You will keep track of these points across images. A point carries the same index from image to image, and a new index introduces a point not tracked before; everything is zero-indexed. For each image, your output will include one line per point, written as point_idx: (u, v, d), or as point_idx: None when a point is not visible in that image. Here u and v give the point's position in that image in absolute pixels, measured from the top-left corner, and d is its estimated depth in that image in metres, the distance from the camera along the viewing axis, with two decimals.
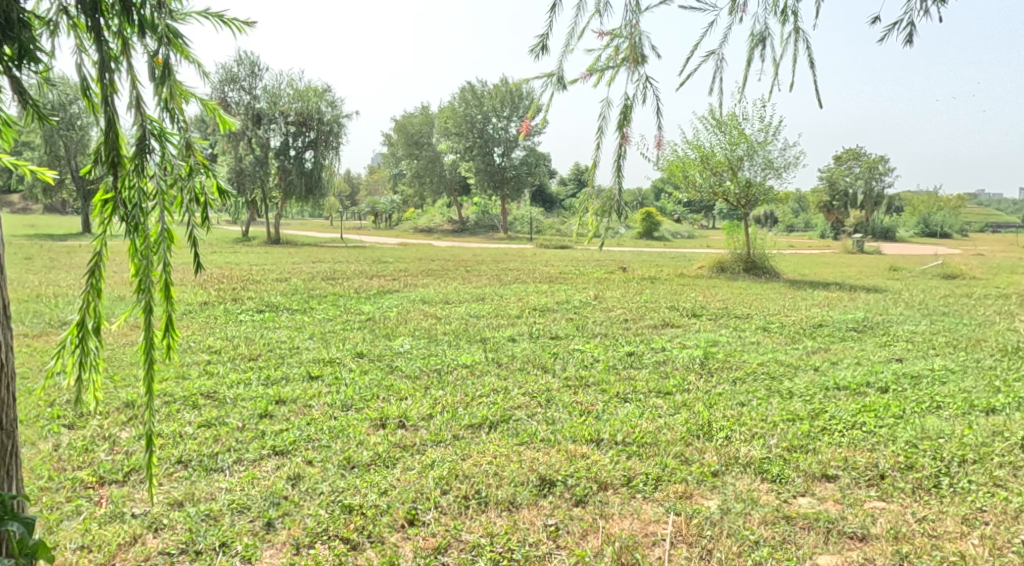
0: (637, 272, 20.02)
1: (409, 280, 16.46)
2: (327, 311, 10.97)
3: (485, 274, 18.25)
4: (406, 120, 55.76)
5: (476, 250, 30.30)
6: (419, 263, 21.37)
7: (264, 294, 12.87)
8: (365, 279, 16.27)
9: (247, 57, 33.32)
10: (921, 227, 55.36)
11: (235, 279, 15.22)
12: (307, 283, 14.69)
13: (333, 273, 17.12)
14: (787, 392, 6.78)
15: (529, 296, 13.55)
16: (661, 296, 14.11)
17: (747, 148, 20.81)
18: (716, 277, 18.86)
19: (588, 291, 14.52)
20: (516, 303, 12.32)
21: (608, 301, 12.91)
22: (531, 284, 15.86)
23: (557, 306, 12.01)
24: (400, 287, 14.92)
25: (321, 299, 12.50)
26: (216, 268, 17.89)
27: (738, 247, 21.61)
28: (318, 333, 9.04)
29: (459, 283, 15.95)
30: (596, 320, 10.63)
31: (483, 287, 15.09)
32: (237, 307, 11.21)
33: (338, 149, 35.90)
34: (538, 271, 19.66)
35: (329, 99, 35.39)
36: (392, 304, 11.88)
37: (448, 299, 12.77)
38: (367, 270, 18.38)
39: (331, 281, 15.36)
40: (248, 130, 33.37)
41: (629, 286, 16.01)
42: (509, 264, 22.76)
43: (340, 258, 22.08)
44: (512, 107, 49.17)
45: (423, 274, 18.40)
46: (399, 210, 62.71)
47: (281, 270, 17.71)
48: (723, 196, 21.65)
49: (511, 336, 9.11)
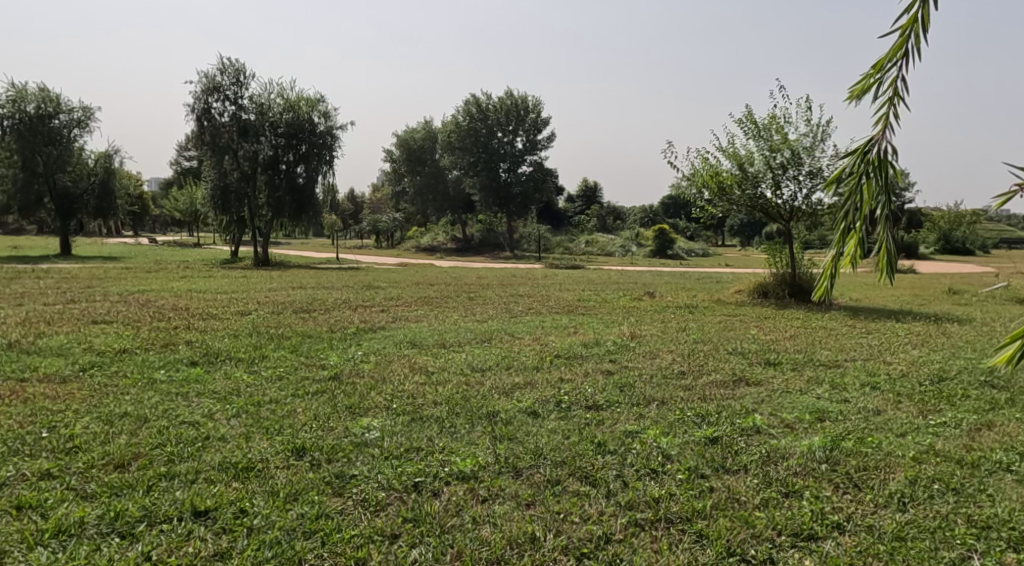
0: (668, 298, 17.31)
1: (401, 312, 13.75)
2: (283, 366, 8.18)
3: (493, 303, 15.61)
4: (408, 135, 53.76)
5: (481, 271, 27.58)
6: (417, 288, 18.74)
7: (212, 335, 10.18)
8: (348, 311, 13.61)
9: (232, 65, 31.04)
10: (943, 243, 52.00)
11: (185, 313, 12.54)
12: (272, 320, 12.01)
13: (310, 303, 14.45)
14: (1021, 539, 3.95)
15: (550, 336, 10.76)
16: (711, 332, 11.37)
17: (790, 156, 18.13)
18: (758, 305, 16.14)
19: (619, 326, 11.82)
20: (533, 348, 9.53)
21: (649, 342, 10.12)
22: (548, 317, 13.15)
23: (590, 353, 9.20)
24: (388, 322, 12.17)
25: (282, 343, 9.74)
26: (174, 297, 15.25)
27: (780, 268, 18.93)
28: (250, 408, 6.20)
29: (461, 315, 13.28)
30: (648, 377, 7.80)
31: (486, 321, 12.42)
32: (164, 358, 8.47)
33: (332, 163, 33.06)
34: (553, 297, 17.02)
35: (322, 110, 32.75)
36: (372, 351, 9.08)
37: (445, 341, 9.97)
38: (352, 298, 15.77)
39: (304, 316, 12.66)
40: (233, 143, 31.06)
41: (666, 317, 13.36)
42: (520, 288, 20.11)
43: (327, 284, 19.46)
44: (517, 120, 47.18)
45: (418, 301, 15.72)
46: (401, 228, 60.16)
47: (251, 300, 15.07)
48: (764, 209, 18.93)
49: (532, 410, 6.27)
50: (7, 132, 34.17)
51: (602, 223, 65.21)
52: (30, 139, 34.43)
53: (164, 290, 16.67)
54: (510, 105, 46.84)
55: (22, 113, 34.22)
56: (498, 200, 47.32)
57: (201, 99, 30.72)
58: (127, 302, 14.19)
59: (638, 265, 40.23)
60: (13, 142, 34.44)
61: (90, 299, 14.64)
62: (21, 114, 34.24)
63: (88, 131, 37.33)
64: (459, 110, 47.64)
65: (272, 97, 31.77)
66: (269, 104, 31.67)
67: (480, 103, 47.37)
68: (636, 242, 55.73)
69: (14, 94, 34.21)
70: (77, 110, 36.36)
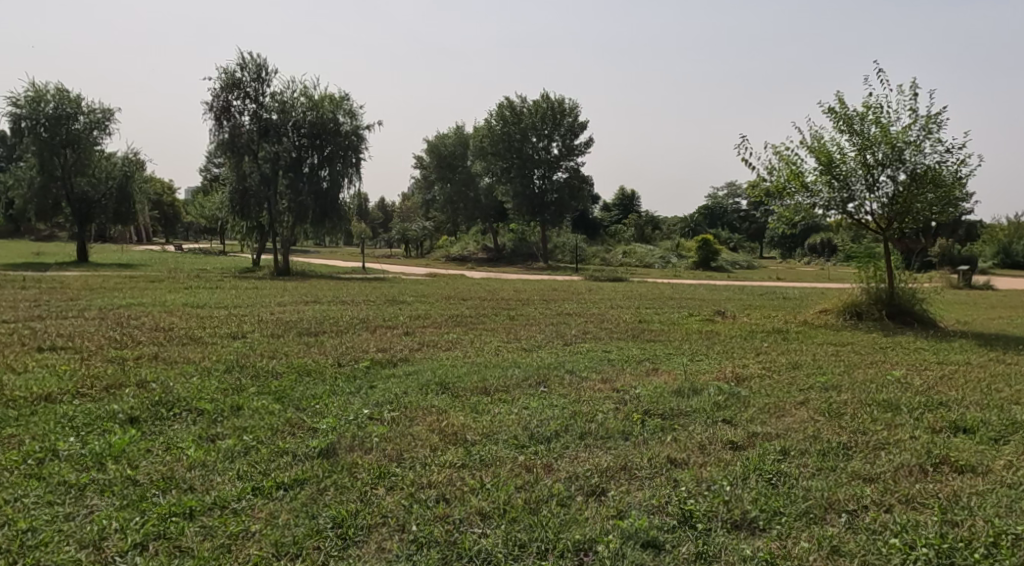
0: (744, 320, 14.67)
1: (428, 337, 11.22)
2: (259, 426, 5.67)
3: (539, 324, 13.08)
4: (439, 140, 51.40)
5: (517, 284, 25.05)
6: (447, 304, 16.26)
7: (181, 373, 7.70)
8: (364, 334, 11.21)
9: (252, 60, 28.98)
10: (1000, 257, 47.10)
11: (163, 337, 10.14)
12: (268, 348, 9.53)
13: (320, 323, 12.07)
14: None
15: (628, 377, 8.07)
16: (831, 371, 8.68)
17: (890, 151, 15.19)
18: (855, 329, 13.42)
19: (708, 361, 9.20)
20: (611, 398, 6.88)
21: (765, 389, 7.41)
22: (612, 345, 10.56)
23: (695, 409, 6.51)
24: (411, 352, 9.65)
25: (268, 386, 7.23)
26: (162, 314, 12.97)
27: (873, 283, 16.11)
28: (171, 539, 3.81)
29: (501, 342, 10.73)
30: (803, 457, 5.11)
31: (534, 351, 9.84)
32: (90, 411, 5.99)
33: (358, 167, 30.56)
34: (606, 317, 14.47)
35: (347, 108, 30.36)
36: (388, 404, 6.50)
37: (487, 385, 7.36)
38: (371, 316, 13.35)
39: (309, 342, 10.17)
40: (253, 144, 29.01)
41: (757, 347, 10.73)
42: (565, 304, 17.55)
43: (344, 297, 17.09)
44: (553, 124, 44.61)
45: (447, 321, 13.27)
46: (431, 237, 57.98)
47: (251, 317, 12.71)
48: (856, 215, 16.01)
49: (650, 537, 3.82)
50: (24, 133, 32.32)
51: (640, 232, 62.35)
52: (47, 141, 32.59)
53: (157, 304, 14.43)
54: (545, 108, 44.27)
55: (39, 114, 32.29)
56: (531, 208, 44.87)
57: (220, 96, 28.71)
58: (103, 321, 11.90)
59: (681, 278, 37.42)
60: (29, 143, 32.55)
61: (63, 315, 12.41)
62: (40, 115, 32.30)
63: (107, 133, 35.21)
64: (492, 114, 45.36)
65: (295, 95, 29.58)
66: (292, 103, 29.49)
67: (514, 106, 45.06)
68: (676, 253, 52.90)
69: (32, 94, 32.34)
70: (97, 112, 34.20)
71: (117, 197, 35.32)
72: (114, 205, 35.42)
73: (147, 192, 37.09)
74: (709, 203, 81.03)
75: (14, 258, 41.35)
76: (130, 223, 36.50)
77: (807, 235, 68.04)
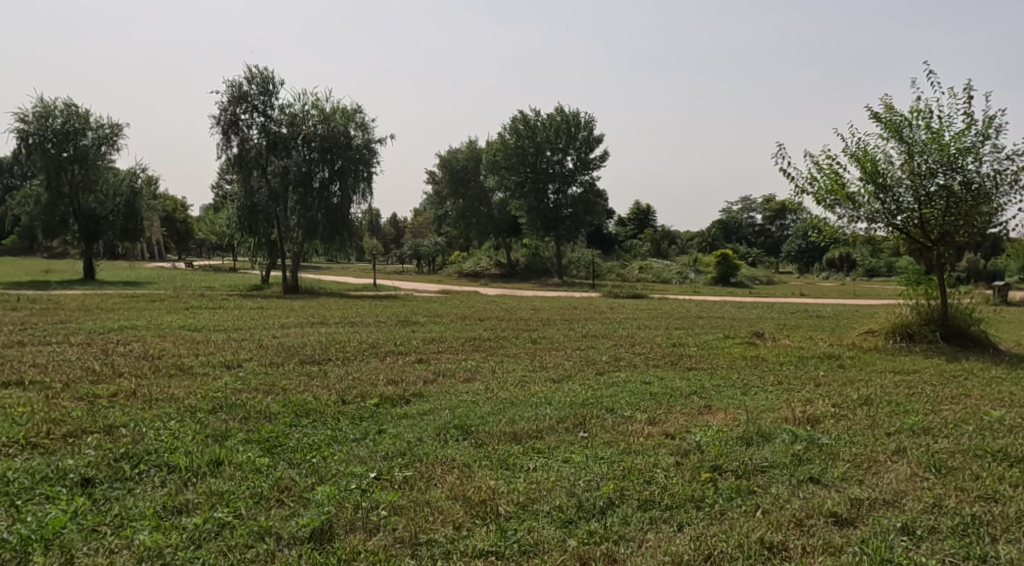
0: (785, 344, 13.50)
1: (444, 364, 10.12)
2: (240, 492, 4.64)
3: (565, 349, 11.97)
4: (451, 154, 50.41)
5: (535, 301, 23.96)
6: (464, 325, 15.20)
7: (158, 413, 6.62)
8: (374, 362, 10.13)
9: (260, 73, 28.15)
10: None
11: (149, 368, 9.06)
12: (265, 381, 8.41)
13: (327, 349, 11.00)
14: None
15: (681, 418, 6.90)
16: (913, 407, 7.47)
17: (945, 159, 13.88)
18: (911, 353, 12.24)
19: (767, 396, 8.04)
20: (668, 448, 5.71)
21: (846, 434, 6.24)
22: (650, 375, 9.43)
23: (775, 463, 5.32)
24: (427, 386, 8.55)
25: (258, 432, 6.14)
26: (158, 339, 11.95)
27: (924, 302, 14.89)
28: None
29: (526, 372, 9.61)
30: (934, 540, 3.98)
31: (565, 384, 8.71)
32: (36, 469, 4.91)
33: (371, 181, 29.55)
34: (636, 340, 13.34)
35: (359, 121, 29.41)
36: (402, 462, 5.35)
37: (517, 428, 6.25)
38: (381, 340, 12.27)
39: (310, 372, 9.08)
40: (261, 158, 28.16)
41: (814, 376, 9.54)
42: (589, 324, 16.42)
43: (354, 318, 16.03)
44: (569, 138, 43.60)
45: (465, 345, 12.18)
46: (444, 253, 57.05)
47: (252, 343, 11.67)
48: (905, 229, 14.71)
49: None
50: (31, 149, 31.48)
51: (656, 247, 61.18)
52: (54, 157, 31.75)
53: (152, 328, 13.43)
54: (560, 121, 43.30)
55: (47, 129, 31.55)
56: (546, 223, 43.78)
57: (227, 110, 27.91)
58: (89, 347, 10.88)
59: (702, 295, 36.22)
60: (37, 160, 31.79)
61: (47, 340, 11.41)
62: (47, 131, 31.55)
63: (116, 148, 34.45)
64: (505, 127, 44.52)
65: (305, 108, 28.70)
66: (303, 116, 28.62)
67: (528, 119, 44.15)
68: (694, 268, 51.69)
69: (40, 109, 31.62)
70: (105, 127, 33.44)
71: (124, 214, 34.31)
72: (122, 222, 34.40)
73: (154, 208, 36.17)
74: (723, 217, 79.88)
75: (21, 276, 40.68)
76: (138, 240, 35.57)
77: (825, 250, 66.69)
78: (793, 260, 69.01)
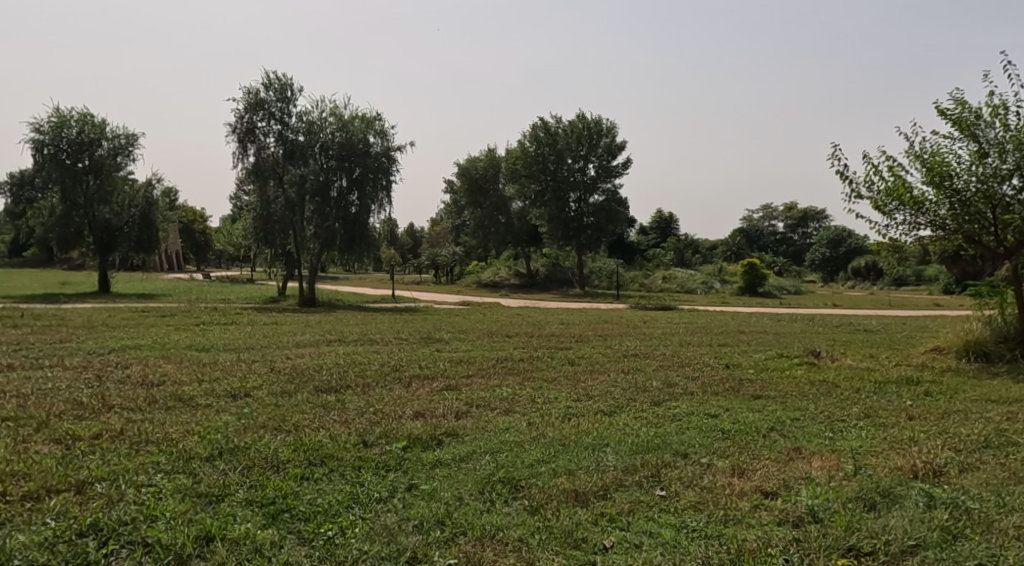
0: (846, 364, 12.27)
1: (476, 392, 8.97)
2: None
3: (608, 372, 10.83)
4: (470, 163, 49.17)
5: (560, 314, 22.85)
6: (491, 343, 14.07)
7: (146, 462, 5.56)
8: (397, 389, 9.04)
9: (277, 79, 27.36)
10: None
11: (144, 399, 7.99)
12: (276, 417, 7.31)
13: (346, 373, 9.93)
14: None
15: (776, 469, 5.71)
16: None
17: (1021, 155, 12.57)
18: (991, 375, 10.97)
19: (861, 435, 6.84)
20: (770, 515, 4.55)
21: (990, 491, 5.02)
22: (713, 407, 8.26)
23: (925, 543, 4.16)
24: (461, 421, 7.40)
25: (262, 490, 5.04)
26: (162, 362, 10.92)
27: (997, 317, 13.55)
28: None
29: (571, 402, 8.44)
30: None
31: (620, 420, 7.54)
32: None
33: (389, 190, 28.51)
34: (682, 361, 12.17)
35: (378, 128, 28.39)
36: (440, 542, 4.27)
37: (577, 486, 5.12)
38: (403, 361, 11.21)
39: (326, 404, 7.97)
40: (277, 167, 27.32)
41: (903, 406, 8.29)
42: (624, 342, 15.27)
43: (374, 335, 14.97)
44: (591, 145, 42.50)
45: (496, 367, 11.07)
46: (462, 263, 56.07)
47: (263, 366, 10.62)
48: (980, 236, 13.35)
49: None
50: (45, 160, 30.76)
51: (679, 256, 59.85)
52: (69, 168, 31.03)
53: (157, 347, 12.46)
54: (581, 128, 42.25)
55: (62, 140, 30.80)
56: (568, 232, 42.61)
57: (244, 118, 27.11)
58: (84, 372, 9.87)
59: (732, 306, 34.91)
60: (51, 171, 31.01)
61: (42, 363, 10.45)
62: (62, 141, 30.80)
63: (131, 159, 33.72)
64: (525, 135, 43.57)
65: (323, 115, 27.82)
66: (320, 124, 27.73)
67: (549, 127, 43.17)
68: (719, 278, 50.30)
69: (55, 119, 30.89)
70: (121, 137, 32.67)
71: (139, 225, 33.34)
72: (137, 233, 33.42)
73: (170, 219, 35.35)
74: (746, 225, 78.48)
75: (37, 288, 40.12)
76: (154, 252, 34.38)
77: (850, 258, 64.88)
78: (817, 268, 67.16)
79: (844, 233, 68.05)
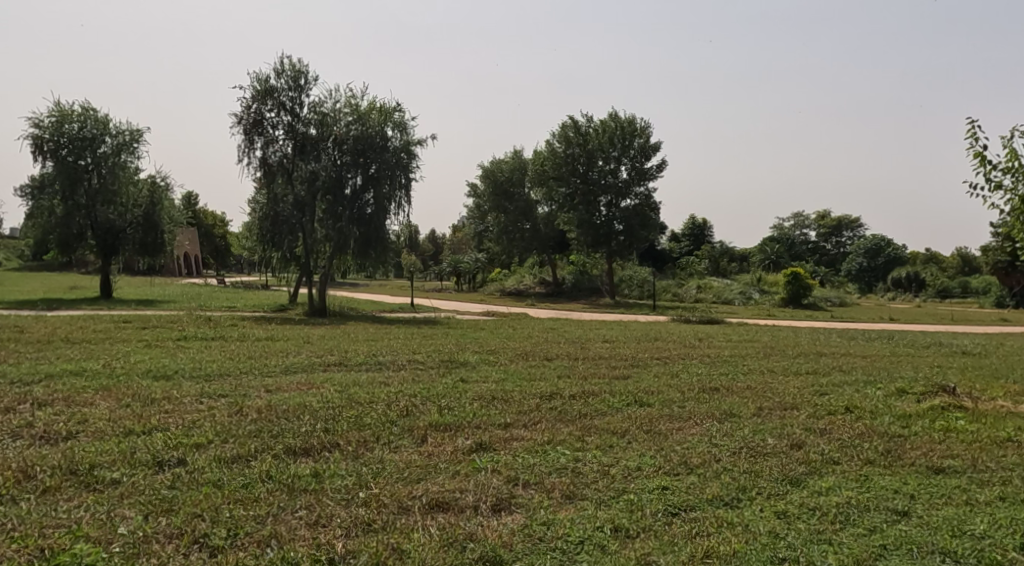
0: (1000, 407, 9.25)
1: (520, 457, 6.10)
2: None
3: (695, 419, 7.90)
4: (495, 165, 46.12)
5: (598, 330, 19.96)
6: (527, 370, 11.19)
7: None
8: (400, 452, 6.18)
9: (290, 66, 24.74)
10: None
11: (18, 472, 5.22)
12: (206, 515, 4.54)
13: (335, 420, 7.06)
14: None
15: None
16: None
17: None
18: None
19: None
20: None
21: None
22: (892, 496, 5.34)
23: None
24: (503, 526, 4.60)
25: None
26: (94, 399, 8.08)
27: None
28: None
29: (669, 481, 5.56)
30: None
31: (759, 524, 4.67)
32: None
33: (408, 189, 25.47)
34: (781, 401, 9.18)
35: (397, 121, 25.45)
36: None
37: None
38: (413, 399, 8.32)
39: (294, 484, 5.17)
40: (287, 164, 24.85)
41: None
42: (689, 368, 12.33)
43: (381, 356, 12.11)
44: (627, 145, 39.34)
45: (540, 410, 8.14)
46: (484, 270, 53.22)
47: (228, 406, 7.80)
48: None
49: None
50: (44, 157, 28.36)
51: (712, 265, 56.55)
52: (70, 165, 28.54)
53: (104, 374, 9.69)
54: (615, 127, 39.23)
55: (61, 135, 28.36)
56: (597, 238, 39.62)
57: (251, 107, 24.56)
58: None
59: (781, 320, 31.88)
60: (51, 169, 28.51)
61: None
62: (61, 136, 28.38)
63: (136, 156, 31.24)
64: (555, 135, 40.69)
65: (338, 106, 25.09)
66: (334, 115, 25.01)
67: (580, 126, 40.29)
68: (757, 288, 47.13)
69: (55, 114, 28.47)
70: (125, 133, 30.22)
71: (143, 226, 30.61)
72: (141, 235, 30.77)
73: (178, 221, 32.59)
74: (776, 233, 74.64)
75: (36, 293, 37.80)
76: (161, 255, 31.51)
77: (890, 269, 61.16)
78: (852, 279, 63.02)
79: (883, 242, 64.39)
